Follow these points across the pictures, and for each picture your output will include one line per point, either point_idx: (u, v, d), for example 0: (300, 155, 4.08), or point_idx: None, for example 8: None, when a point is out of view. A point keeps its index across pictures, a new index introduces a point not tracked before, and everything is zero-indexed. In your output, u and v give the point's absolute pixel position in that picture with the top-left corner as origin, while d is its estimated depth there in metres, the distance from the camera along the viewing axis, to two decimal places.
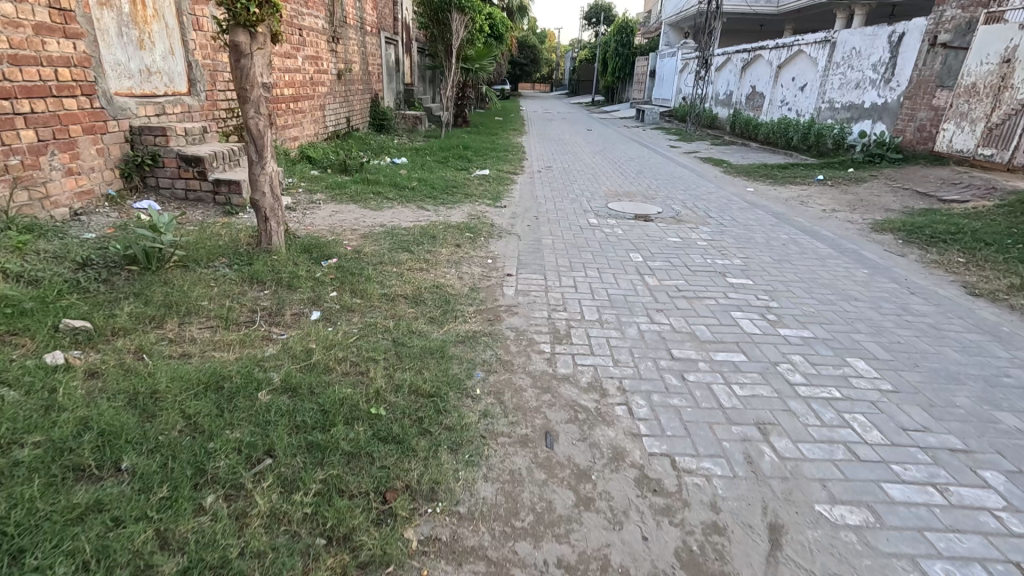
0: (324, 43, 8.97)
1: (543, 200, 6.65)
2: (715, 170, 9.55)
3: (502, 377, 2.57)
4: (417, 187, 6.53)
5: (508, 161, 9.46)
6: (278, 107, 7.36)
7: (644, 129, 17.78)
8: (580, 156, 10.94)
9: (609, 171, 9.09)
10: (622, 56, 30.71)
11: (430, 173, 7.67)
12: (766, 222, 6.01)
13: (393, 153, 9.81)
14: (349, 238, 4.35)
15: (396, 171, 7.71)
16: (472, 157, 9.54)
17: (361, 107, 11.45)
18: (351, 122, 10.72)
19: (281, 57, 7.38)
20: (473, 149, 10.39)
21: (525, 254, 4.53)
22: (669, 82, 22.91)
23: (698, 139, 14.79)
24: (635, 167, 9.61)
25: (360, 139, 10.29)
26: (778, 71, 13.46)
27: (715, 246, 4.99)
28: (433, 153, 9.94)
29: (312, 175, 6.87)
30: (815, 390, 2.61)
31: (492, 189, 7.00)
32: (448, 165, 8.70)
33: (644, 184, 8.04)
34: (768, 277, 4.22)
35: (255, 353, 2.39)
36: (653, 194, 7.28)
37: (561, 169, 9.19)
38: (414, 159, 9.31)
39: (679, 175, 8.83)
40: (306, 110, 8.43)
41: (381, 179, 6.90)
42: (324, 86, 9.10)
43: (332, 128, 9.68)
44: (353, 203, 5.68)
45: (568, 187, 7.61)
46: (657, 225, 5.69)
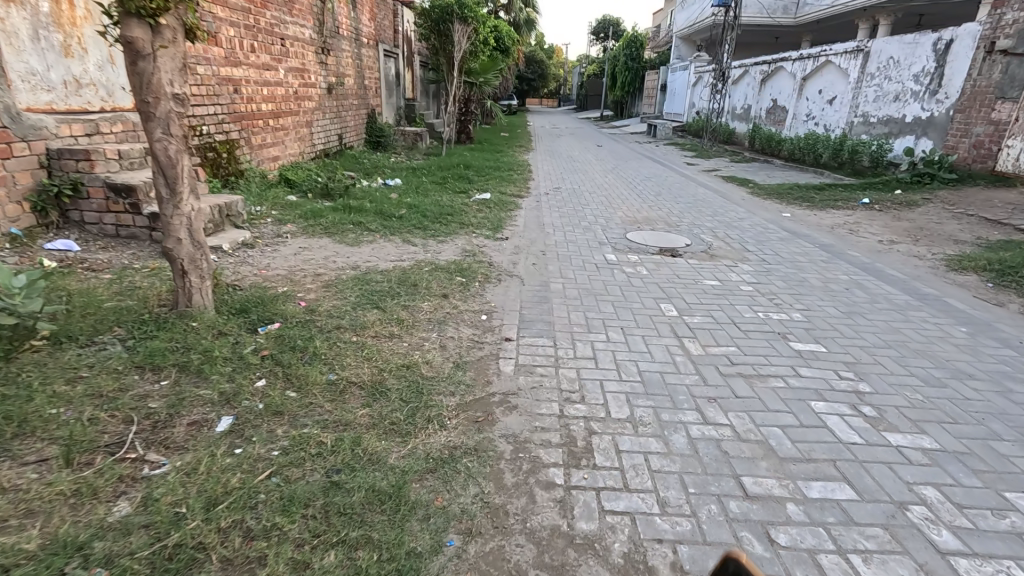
0: (312, 54, 8.24)
1: (552, 230, 5.77)
2: (741, 191, 8.63)
3: (490, 548, 1.63)
4: (407, 215, 5.70)
5: (513, 182, 8.63)
6: (254, 124, 6.59)
7: (657, 145, 16.95)
8: (591, 175, 10.08)
9: (624, 193, 8.22)
10: (631, 70, 30.05)
11: (423, 198, 6.84)
12: (816, 257, 5.07)
13: (388, 173, 9.01)
14: (307, 288, 3.45)
15: (387, 195, 6.88)
16: (474, 178, 8.70)
17: (357, 123, 10.70)
18: (344, 139, 9.96)
19: (259, 69, 6.63)
20: (476, 169, 9.57)
21: (529, 305, 3.63)
22: (682, 97, 22.12)
23: (716, 156, 13.91)
24: (653, 188, 8.73)
25: (353, 159, 9.51)
26: (803, 83, 12.58)
27: (763, 293, 4.05)
28: (431, 173, 9.12)
29: (288, 201, 6.04)
30: (985, 570, 1.65)
31: (493, 216, 6.14)
32: (445, 187, 7.87)
33: (665, 208, 7.15)
34: (842, 340, 3.27)
35: (88, 525, 1.50)
36: (677, 222, 6.38)
37: (571, 191, 8.32)
38: (410, 180, 8.50)
39: (703, 198, 7.94)
40: (290, 127, 7.66)
41: (366, 205, 6.06)
42: (312, 101, 8.34)
43: (321, 146, 8.91)
44: (328, 237, 4.83)
45: (579, 213, 6.74)
46: (687, 263, 4.78)
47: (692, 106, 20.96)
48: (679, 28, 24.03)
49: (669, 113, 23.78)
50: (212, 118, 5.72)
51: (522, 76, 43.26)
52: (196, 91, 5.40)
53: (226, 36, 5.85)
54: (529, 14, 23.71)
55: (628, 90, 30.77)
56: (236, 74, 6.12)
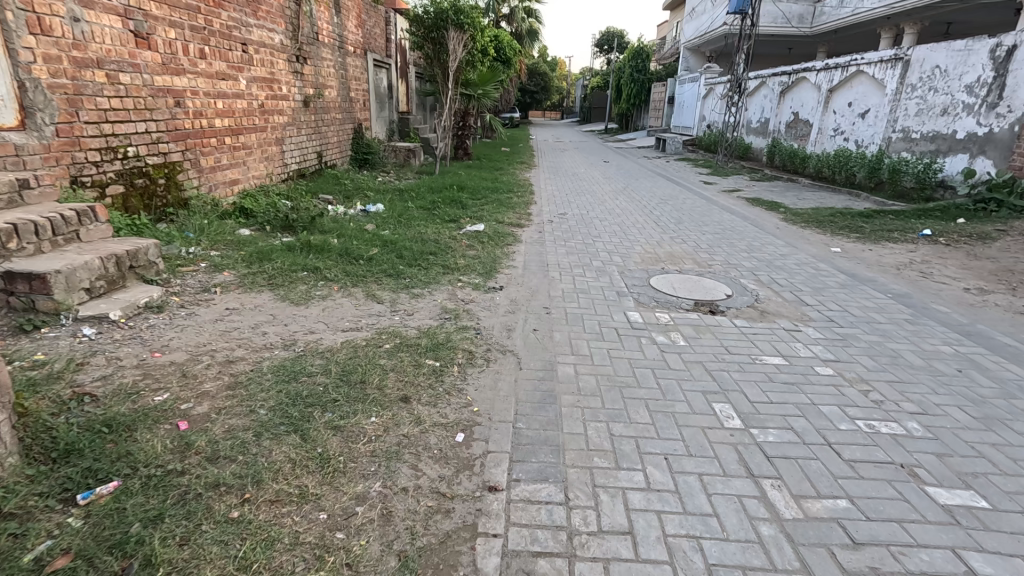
0: (283, 62, 7.27)
1: (557, 274, 4.70)
2: (772, 218, 7.56)
3: None
4: (380, 255, 4.64)
5: (512, 208, 7.58)
6: (205, 143, 5.60)
7: (668, 161, 15.92)
8: (600, 197, 9.03)
9: (640, 221, 7.16)
10: (637, 82, 29.20)
11: (403, 231, 5.78)
12: (896, 315, 3.97)
13: (371, 197, 7.98)
14: (201, 390, 2.36)
15: (362, 227, 5.83)
16: (468, 202, 7.66)
17: (341, 140, 9.74)
18: (324, 157, 8.98)
19: (210, 79, 5.63)
20: (471, 191, 8.55)
21: (528, 409, 2.53)
22: (691, 110, 21.15)
23: (734, 174, 12.87)
24: (671, 214, 7.68)
25: (333, 180, 8.49)
26: (830, 95, 11.56)
27: (851, 381, 2.94)
28: (420, 196, 8.09)
29: (239, 237, 4.99)
30: None
31: (486, 254, 5.08)
32: (434, 214, 6.82)
33: (689, 242, 6.08)
34: (1003, 481, 2.15)
35: None
36: (707, 262, 5.30)
37: (578, 217, 7.26)
38: (394, 205, 7.47)
39: (731, 227, 6.88)
40: (255, 145, 6.67)
41: (332, 242, 4.99)
42: (283, 116, 7.34)
43: (295, 166, 7.92)
44: (270, 291, 3.76)
45: (589, 248, 5.68)
46: (733, 327, 3.68)
47: (702, 119, 19.98)
48: (688, 39, 23.14)
49: (677, 126, 22.81)
50: (144, 138, 4.71)
51: (525, 88, 42.55)
52: (119, 104, 4.39)
53: (162, 38, 4.86)
54: (532, 25, 22.93)
55: (634, 102, 29.88)
56: (178, 86, 5.12)
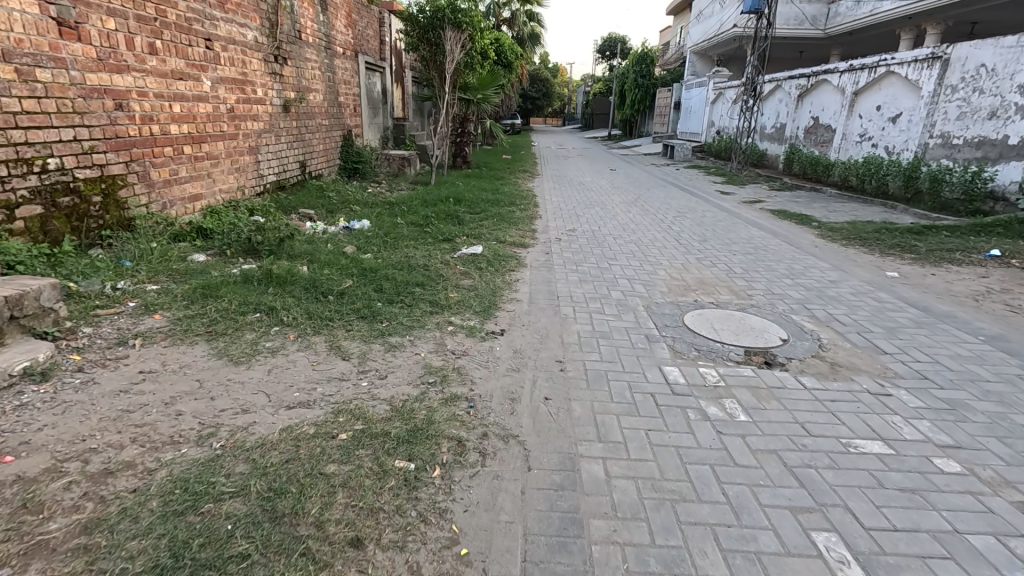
0: (259, 62, 6.50)
1: (569, 310, 3.88)
2: (807, 234, 6.73)
3: None
4: (355, 289, 3.82)
5: (514, 223, 6.78)
6: (157, 153, 4.80)
7: (678, 169, 15.11)
8: (611, 210, 8.21)
9: (660, 238, 6.35)
10: (642, 87, 28.51)
11: (388, 254, 4.97)
12: (1004, 369, 3.13)
13: (356, 211, 7.18)
14: (38, 539, 1.54)
15: (340, 250, 5.02)
16: (466, 218, 6.85)
17: (328, 149, 8.97)
18: (308, 167, 8.20)
19: (163, 78, 4.85)
20: (470, 203, 7.76)
21: (541, 552, 1.70)
22: (700, 115, 20.40)
23: (751, 183, 12.07)
24: (692, 230, 6.86)
25: (317, 194, 7.71)
26: (856, 98, 10.78)
27: (991, 485, 2.10)
28: (411, 210, 7.29)
29: (189, 264, 4.19)
30: None
31: (485, 284, 4.27)
32: (426, 233, 6.00)
33: (719, 266, 5.26)
34: None
35: None
36: (746, 293, 4.47)
37: (589, 234, 6.44)
38: (382, 220, 6.65)
39: (763, 246, 6.05)
40: (223, 154, 5.87)
41: (301, 271, 4.18)
42: (258, 122, 6.55)
43: (274, 177, 7.13)
44: (205, 341, 2.95)
45: (605, 273, 4.87)
46: (802, 390, 2.85)
47: (711, 125, 19.21)
48: (695, 43, 22.42)
49: (684, 132, 22.06)
50: (71, 146, 3.92)
51: (527, 94, 41.94)
52: (34, 107, 3.60)
53: (98, 29, 4.09)
54: (535, 28, 22.27)
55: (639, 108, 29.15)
56: (120, 86, 4.33)
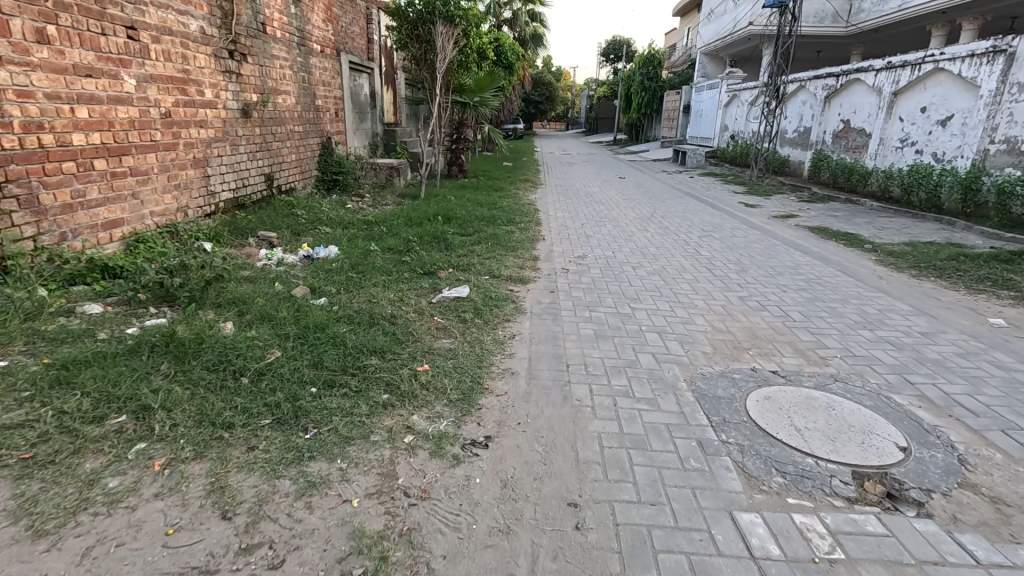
0: (206, 57, 5.44)
1: (583, 393, 2.77)
2: (863, 261, 5.62)
3: None
4: (284, 362, 2.73)
5: (512, 248, 5.70)
6: (48, 169, 3.74)
7: (692, 177, 14.00)
8: (626, 228, 7.11)
9: (688, 268, 5.24)
10: (649, 90, 27.47)
11: (348, 298, 3.90)
12: None
13: (325, 233, 6.11)
14: None
15: (287, 293, 3.94)
16: (453, 242, 5.78)
17: (302, 159, 7.91)
18: (276, 180, 7.14)
19: (61, 74, 3.80)
20: (461, 223, 6.68)
21: None
22: (712, 119, 19.30)
23: (776, 193, 10.95)
24: (725, 256, 5.74)
25: (284, 212, 6.65)
26: (895, 98, 9.67)
27: None
28: (392, 232, 6.23)
29: (67, 323, 3.11)
30: None
31: (467, 346, 3.18)
32: (401, 264, 4.92)
33: (770, 309, 4.16)
34: None
35: None
36: (816, 355, 3.36)
37: (602, 262, 5.34)
38: (353, 246, 5.58)
39: (816, 279, 4.94)
40: (155, 168, 4.80)
41: (219, 332, 3.10)
42: (206, 129, 5.49)
43: (230, 194, 6.06)
44: (8, 481, 1.85)
45: (626, 322, 3.77)
46: (979, 573, 1.71)
47: (725, 130, 18.11)
48: (706, 43, 21.33)
49: (695, 136, 20.96)
50: None
51: (530, 98, 40.94)
52: None
53: None
54: (537, 29, 21.22)
55: (646, 112, 28.10)
56: None
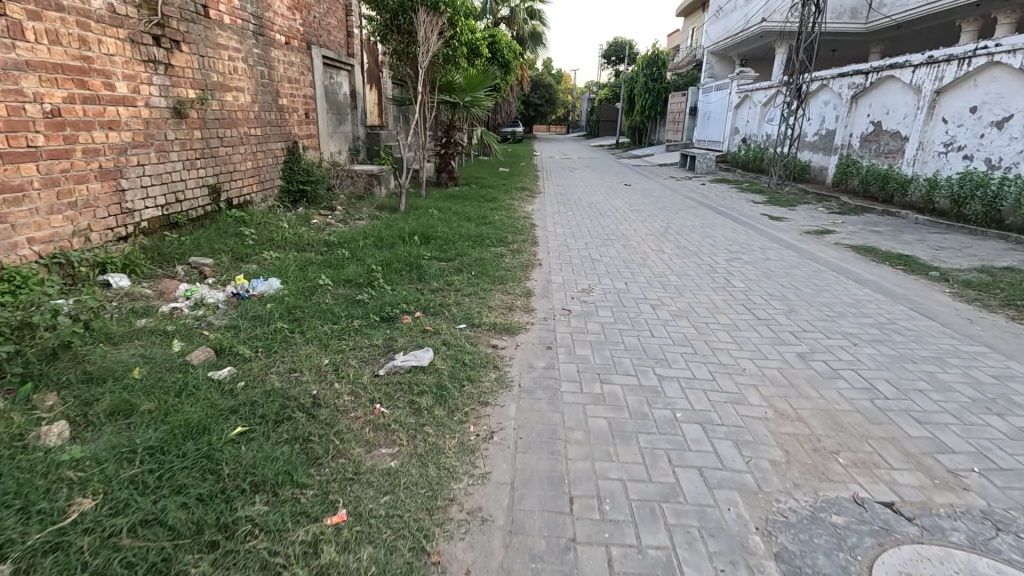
0: (116, 41, 4.35)
1: (598, 568, 1.67)
2: (935, 296, 4.53)
3: None
4: (96, 519, 1.64)
5: (498, 277, 4.63)
6: None
7: (703, 185, 12.92)
8: (637, 249, 6.02)
9: (721, 307, 4.15)
10: (652, 92, 26.48)
11: (260, 369, 2.79)
12: None
13: (270, 260, 5.02)
14: None
15: (179, 359, 2.84)
16: (427, 272, 4.70)
17: (261, 167, 6.83)
18: (226, 192, 6.07)
19: None
20: (440, 243, 5.63)
21: None
22: (720, 122, 18.24)
23: (800, 204, 9.86)
24: (763, 288, 4.65)
25: (228, 232, 5.57)
26: (937, 97, 8.59)
27: None
28: (357, 256, 5.17)
29: None
30: None
31: (416, 463, 2.09)
32: (351, 305, 3.83)
33: (845, 375, 3.06)
34: None
35: None
36: (941, 468, 2.27)
37: (610, 298, 4.26)
38: (295, 277, 4.47)
39: (888, 324, 3.85)
40: (37, 181, 3.72)
41: (29, 445, 2.00)
42: (118, 132, 4.41)
43: (158, 211, 4.98)
44: None
45: (650, 404, 2.67)
46: None
47: (735, 133, 17.04)
48: (714, 42, 20.27)
49: (702, 140, 19.90)
50: None
51: (529, 101, 40.02)
52: None
53: None
54: (536, 27, 20.15)
55: (649, 114, 27.12)
56: None
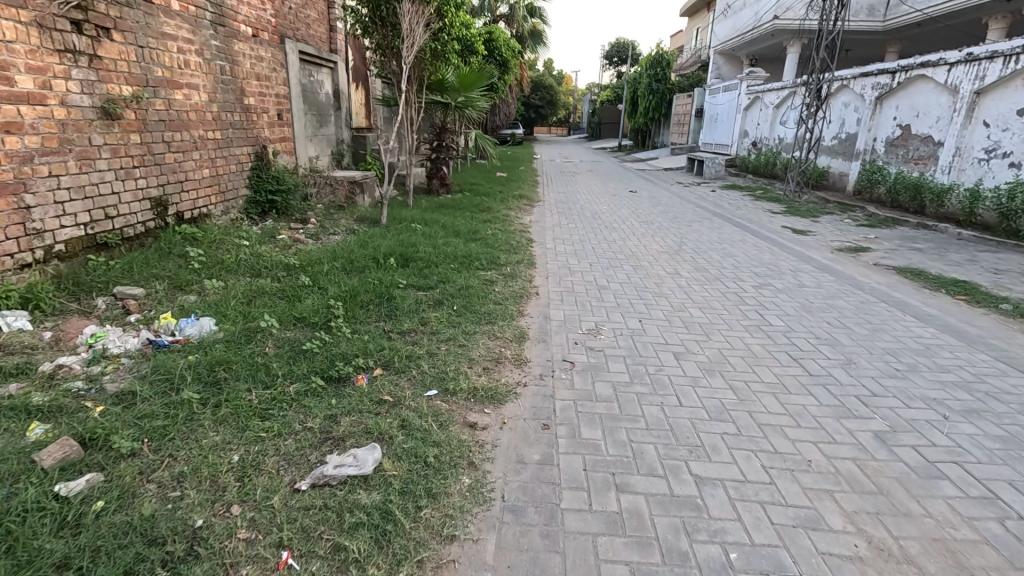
0: (15, 24, 3.54)
1: None
2: (1019, 339, 3.72)
3: None
4: None
5: (483, 312, 3.82)
6: None
7: (714, 192, 12.10)
8: (649, 272, 5.20)
9: (761, 358, 3.34)
10: (656, 93, 25.67)
11: (135, 475, 1.97)
12: None
13: (213, 289, 4.21)
14: None
15: (23, 457, 2.02)
16: (398, 307, 3.89)
17: (221, 175, 6.00)
18: (175, 205, 5.26)
19: None
20: (419, 266, 4.82)
21: None
22: (728, 124, 17.45)
23: (823, 214, 9.05)
24: (806, 328, 3.84)
25: (172, 253, 4.77)
26: (976, 98, 7.79)
27: None
28: (319, 283, 4.37)
29: None
30: None
31: None
32: (293, 359, 3.01)
33: (950, 475, 2.24)
34: None
35: None
36: None
37: (621, 344, 3.45)
38: (234, 315, 3.65)
39: (976, 384, 3.04)
40: None
41: None
42: (17, 136, 3.59)
43: (80, 230, 4.16)
44: None
45: (688, 535, 1.85)
46: None
47: (745, 136, 16.22)
48: (722, 41, 19.45)
49: (710, 143, 19.09)
50: None
51: (529, 102, 39.27)
52: None
53: None
54: (536, 25, 19.31)
55: (653, 117, 26.33)
56: None
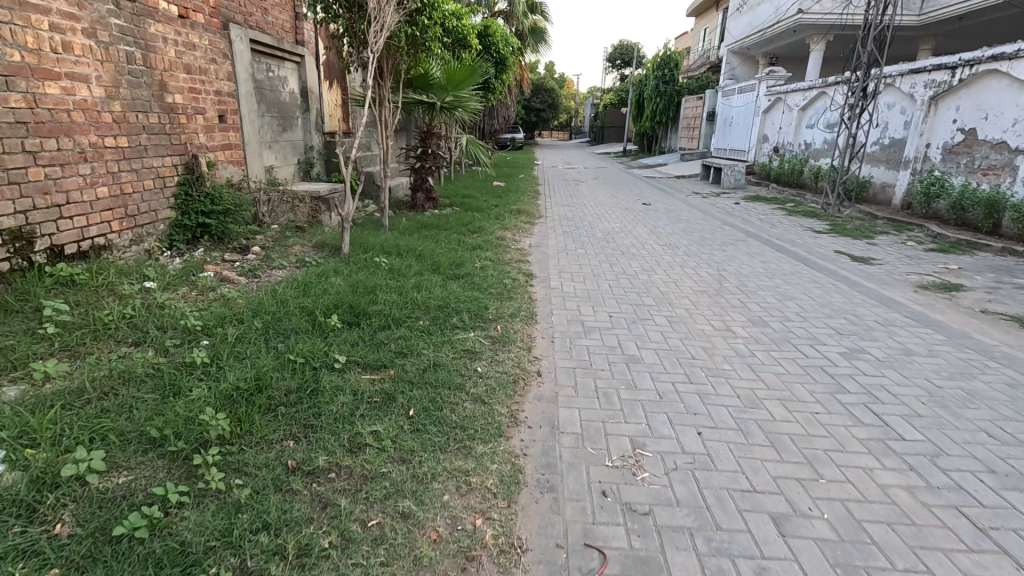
0: None
1: None
2: None
3: None
4: None
5: (454, 424, 2.43)
6: None
7: (738, 204, 10.69)
8: (692, 330, 3.81)
9: (923, 530, 1.94)
10: (663, 96, 24.33)
11: None
12: None
13: (57, 373, 2.80)
14: None
15: None
16: (323, 417, 2.49)
17: (129, 194, 4.62)
18: (47, 238, 3.86)
19: None
20: (372, 328, 3.43)
21: None
22: (745, 129, 16.06)
23: (876, 234, 7.66)
24: (960, 446, 2.45)
25: (22, 308, 3.36)
26: None
27: None
28: (219, 360, 2.98)
29: None
30: None
31: None
32: (83, 570, 1.61)
33: None
34: None
35: None
36: None
37: (680, 497, 2.06)
38: (49, 429, 2.24)
39: None
40: None
41: None
42: None
43: None
44: None
45: None
46: None
47: (765, 141, 14.83)
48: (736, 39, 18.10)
49: (724, 149, 17.72)
50: None
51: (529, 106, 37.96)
52: None
53: None
54: (536, 23, 17.94)
55: (659, 121, 25.00)
56: None
